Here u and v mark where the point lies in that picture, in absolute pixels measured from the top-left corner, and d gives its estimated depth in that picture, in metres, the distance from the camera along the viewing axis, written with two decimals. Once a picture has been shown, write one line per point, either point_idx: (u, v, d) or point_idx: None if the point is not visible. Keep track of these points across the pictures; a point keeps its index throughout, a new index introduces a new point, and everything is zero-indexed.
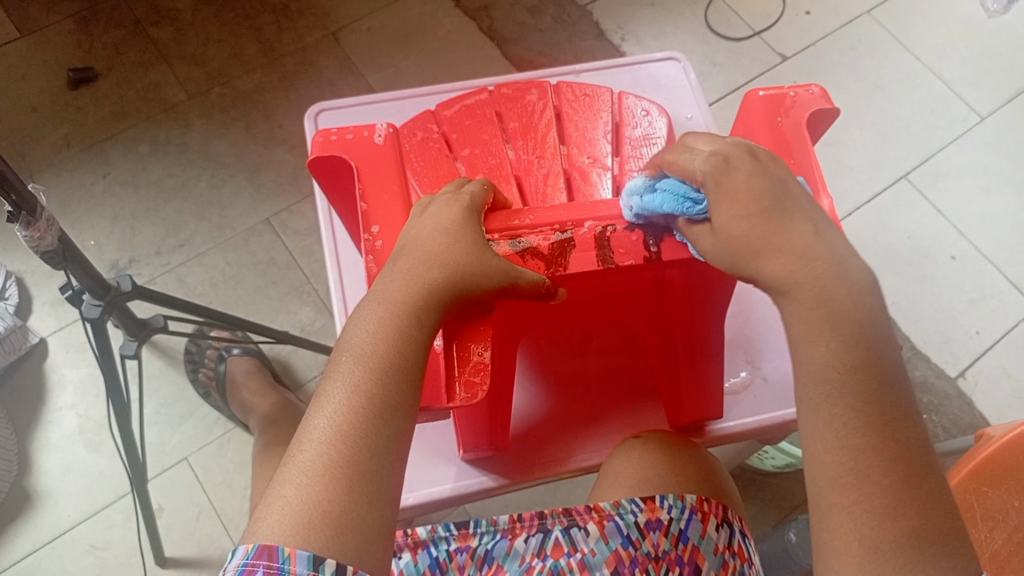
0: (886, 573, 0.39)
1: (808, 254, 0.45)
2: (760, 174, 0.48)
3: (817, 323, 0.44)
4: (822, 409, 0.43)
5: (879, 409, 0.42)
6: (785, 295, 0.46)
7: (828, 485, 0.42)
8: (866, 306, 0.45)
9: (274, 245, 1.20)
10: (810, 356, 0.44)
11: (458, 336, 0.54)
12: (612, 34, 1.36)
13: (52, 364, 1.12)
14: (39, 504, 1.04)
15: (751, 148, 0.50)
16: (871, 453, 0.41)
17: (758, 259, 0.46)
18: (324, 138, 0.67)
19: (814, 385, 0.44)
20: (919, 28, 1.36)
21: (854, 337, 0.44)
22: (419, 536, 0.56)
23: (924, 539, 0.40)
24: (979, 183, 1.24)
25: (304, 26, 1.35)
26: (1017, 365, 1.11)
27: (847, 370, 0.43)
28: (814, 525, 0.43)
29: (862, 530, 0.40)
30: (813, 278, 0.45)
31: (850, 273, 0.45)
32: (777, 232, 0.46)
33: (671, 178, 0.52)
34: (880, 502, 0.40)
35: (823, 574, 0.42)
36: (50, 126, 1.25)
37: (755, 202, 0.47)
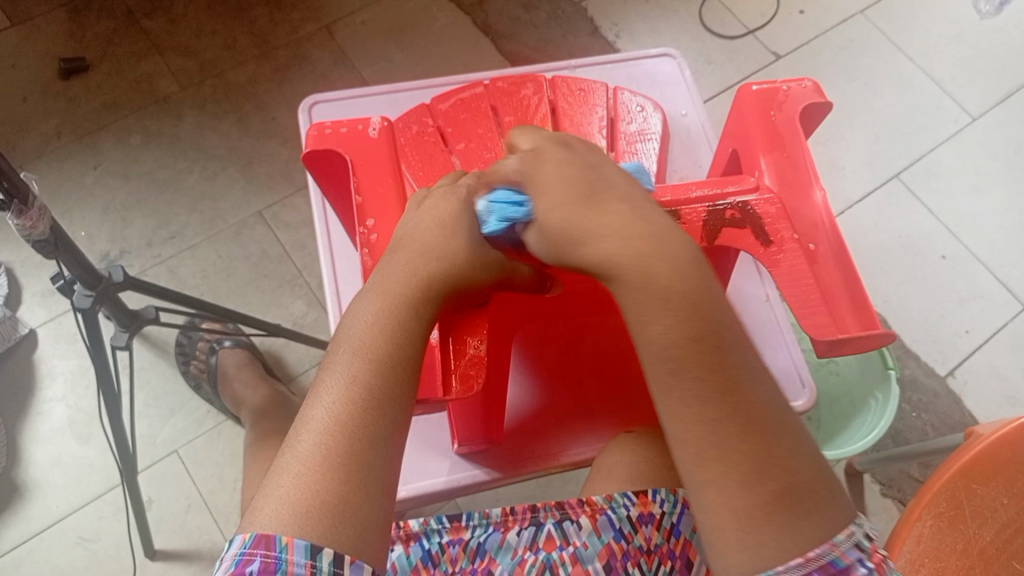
0: (762, 538, 0.39)
1: (627, 233, 0.44)
2: (573, 163, 0.48)
3: (651, 304, 0.43)
4: (673, 388, 0.43)
5: (723, 379, 0.42)
6: (615, 280, 0.44)
7: (696, 461, 0.42)
8: (692, 276, 0.43)
9: (266, 238, 1.20)
10: (648, 337, 0.43)
11: (454, 330, 0.55)
12: (606, 31, 1.36)
13: (41, 356, 1.11)
14: (28, 496, 1.04)
15: (563, 140, 0.50)
16: (726, 423, 0.41)
17: (580, 247, 0.45)
18: (317, 132, 0.66)
19: (660, 365, 0.43)
20: (911, 28, 1.37)
21: (690, 310, 0.42)
22: (411, 528, 0.56)
23: (789, 498, 0.40)
24: (969, 184, 1.25)
25: (298, 18, 1.34)
26: (1005, 364, 1.12)
27: (685, 346, 0.42)
28: (692, 503, 0.43)
29: (733, 501, 0.40)
30: (638, 257, 0.43)
31: (672, 247, 0.44)
32: (593, 215, 0.44)
33: (496, 189, 0.51)
34: (743, 470, 0.41)
35: (712, 551, 0.42)
36: (40, 116, 1.24)
37: (567, 188, 0.46)
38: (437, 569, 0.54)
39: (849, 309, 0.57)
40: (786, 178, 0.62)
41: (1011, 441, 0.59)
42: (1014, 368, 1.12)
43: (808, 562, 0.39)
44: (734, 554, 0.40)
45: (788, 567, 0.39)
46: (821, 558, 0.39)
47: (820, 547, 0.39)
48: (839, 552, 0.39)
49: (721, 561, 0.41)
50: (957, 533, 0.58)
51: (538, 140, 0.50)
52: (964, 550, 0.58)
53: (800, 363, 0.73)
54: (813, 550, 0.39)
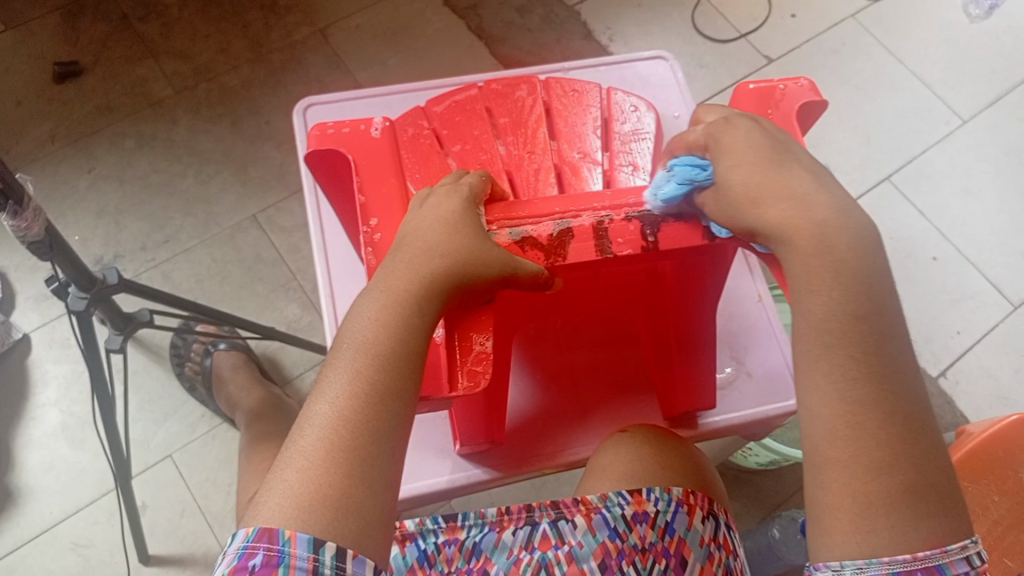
0: (879, 526, 0.40)
1: (808, 201, 0.47)
2: (762, 135, 0.51)
3: (820, 272, 0.45)
4: (824, 360, 0.43)
5: (878, 362, 0.43)
6: (784, 243, 0.47)
7: (825, 437, 0.42)
8: (866, 260, 0.45)
9: (261, 242, 1.20)
10: (812, 307, 0.45)
11: (458, 326, 0.55)
12: (599, 35, 1.36)
13: (35, 360, 1.11)
14: (21, 501, 1.03)
15: (756, 116, 0.53)
16: (870, 406, 0.42)
17: (756, 207, 0.47)
18: (320, 132, 0.68)
19: (815, 336, 0.44)
20: (902, 32, 1.38)
21: (856, 289, 0.44)
22: (407, 529, 0.56)
23: (915, 494, 0.40)
24: (960, 185, 1.26)
25: (292, 22, 1.34)
26: (997, 365, 1.13)
27: (846, 320, 0.44)
28: (810, 481, 0.43)
29: (856, 484, 0.40)
30: (813, 225, 0.46)
31: (850, 225, 0.46)
32: (777, 179, 0.48)
33: (678, 157, 0.54)
34: (873, 456, 0.41)
35: (818, 532, 0.42)
36: (34, 120, 1.24)
37: (757, 152, 0.49)
38: (433, 569, 0.54)
39: None
40: None
41: (1003, 439, 0.60)
42: (1005, 368, 1.13)
43: (916, 560, 0.39)
44: (843, 535, 0.40)
45: (894, 560, 0.39)
46: (929, 560, 0.39)
47: (931, 550, 0.39)
48: (948, 560, 0.39)
49: (826, 543, 0.41)
50: None
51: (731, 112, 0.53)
52: None
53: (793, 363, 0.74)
54: (925, 550, 0.39)
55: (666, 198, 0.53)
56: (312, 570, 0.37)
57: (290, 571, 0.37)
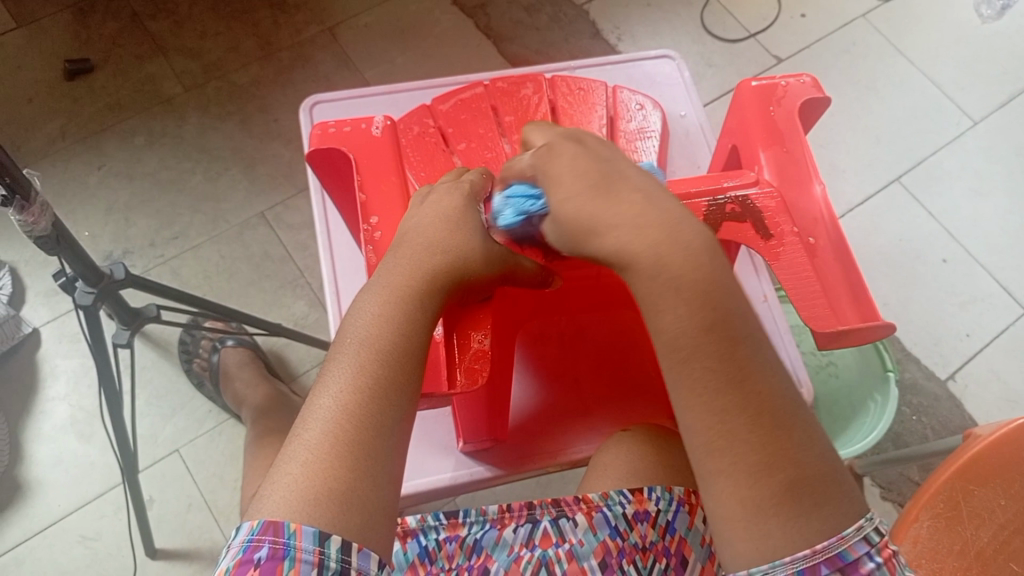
0: (770, 529, 0.38)
1: (641, 222, 0.44)
2: (587, 157, 0.49)
3: (662, 291, 0.43)
4: (683, 376, 0.42)
5: (733, 370, 0.41)
6: (628, 268, 0.45)
7: (703, 452, 0.41)
8: (706, 265, 0.43)
9: (269, 239, 1.20)
10: (662, 327, 0.43)
11: (459, 325, 0.55)
12: (608, 34, 1.36)
13: (45, 354, 1.12)
14: (29, 493, 1.04)
15: (576, 134, 0.52)
16: (735, 413, 0.40)
17: (594, 237, 0.46)
18: (321, 131, 0.67)
19: (670, 353, 0.42)
20: (912, 32, 1.37)
21: (703, 297, 0.42)
22: (409, 525, 0.56)
23: (799, 490, 0.39)
24: (970, 187, 1.25)
25: (301, 21, 1.35)
26: (1007, 368, 1.12)
27: (697, 332, 0.42)
28: (701, 495, 0.41)
29: (741, 491, 0.39)
30: (649, 247, 0.44)
31: (686, 234, 0.44)
32: (607, 204, 0.45)
33: (512, 185, 0.53)
34: (750, 461, 0.39)
35: (720, 543, 0.40)
36: (45, 117, 1.25)
37: (582, 178, 0.47)
38: (433, 565, 0.54)
39: (849, 300, 0.56)
40: (785, 173, 0.62)
41: (1009, 441, 0.59)
42: (1016, 371, 1.11)
43: (816, 554, 0.37)
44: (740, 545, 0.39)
45: (795, 558, 0.37)
46: (829, 550, 0.37)
47: (829, 539, 0.38)
48: (848, 544, 0.38)
49: (729, 555, 0.40)
50: (955, 534, 0.57)
51: (552, 137, 0.52)
52: (960, 552, 0.57)
53: (797, 362, 0.73)
54: (823, 541, 0.38)
55: (507, 226, 0.54)
56: (317, 564, 0.37)
57: (296, 564, 0.37)
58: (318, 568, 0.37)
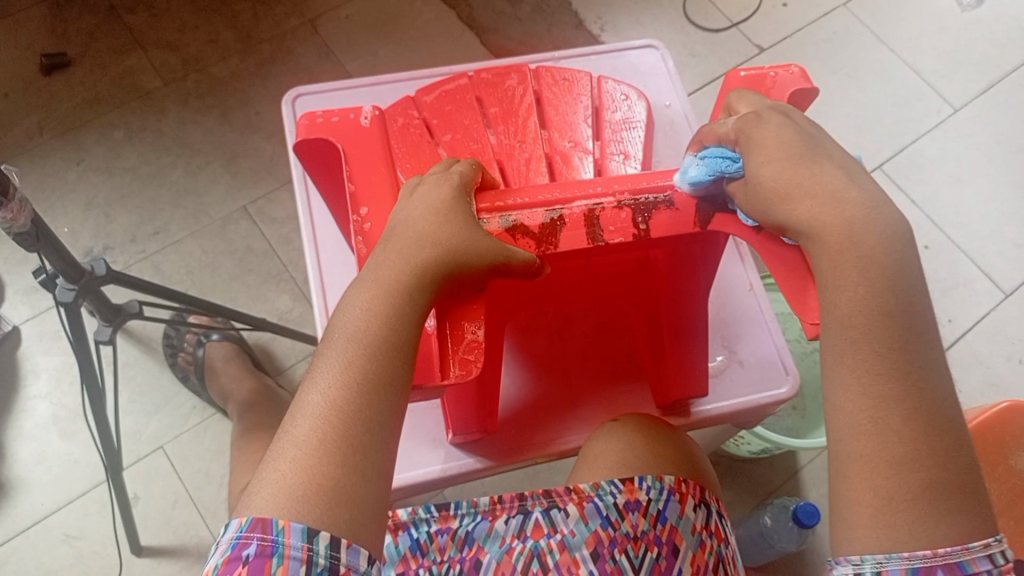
0: (899, 520, 0.38)
1: (839, 199, 0.45)
2: (793, 130, 0.49)
3: (846, 267, 0.44)
4: (848, 355, 0.42)
5: (902, 358, 0.42)
6: (813, 239, 0.46)
7: (847, 432, 0.41)
8: (893, 254, 0.44)
9: (252, 233, 1.19)
10: (837, 301, 0.44)
11: (450, 316, 0.55)
12: (591, 24, 1.36)
13: (25, 353, 1.10)
14: (12, 493, 1.03)
15: (787, 109, 0.52)
16: (893, 401, 0.41)
17: (785, 203, 0.47)
18: (309, 121, 0.67)
19: (841, 331, 0.43)
20: (893, 21, 1.38)
21: (883, 285, 0.43)
22: (400, 518, 0.56)
23: (940, 491, 0.39)
24: (950, 174, 1.26)
25: (282, 12, 1.33)
26: (987, 352, 1.14)
27: (874, 315, 0.43)
28: (832, 474, 0.42)
29: (877, 477, 0.39)
30: (841, 222, 0.45)
31: (880, 223, 0.45)
32: (807, 174, 0.46)
33: (710, 148, 0.54)
34: (896, 450, 0.40)
35: (839, 527, 0.40)
36: (21, 112, 1.23)
37: (789, 147, 0.48)
38: (425, 558, 0.54)
39: None
40: None
41: (983, 429, 0.61)
42: (995, 355, 1.13)
43: (936, 556, 0.37)
44: (864, 529, 0.39)
45: (914, 556, 0.38)
46: (950, 557, 0.37)
47: (954, 547, 0.38)
48: (971, 557, 0.37)
49: (846, 538, 0.40)
50: None
51: (763, 106, 0.52)
52: None
53: (784, 351, 0.74)
54: (946, 547, 0.38)
55: (695, 184, 0.54)
56: (306, 560, 0.37)
57: (284, 561, 0.37)
58: (306, 565, 0.37)
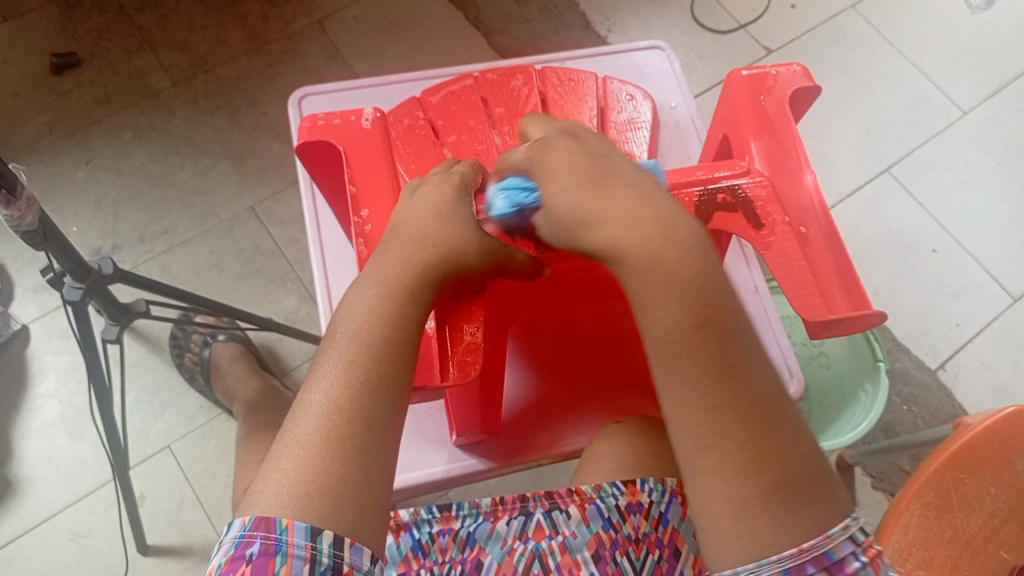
0: (758, 525, 0.38)
1: (635, 216, 0.45)
2: (583, 151, 0.50)
3: (656, 288, 0.43)
4: (673, 371, 0.42)
5: (725, 365, 0.41)
6: (618, 262, 0.45)
7: (691, 446, 0.40)
8: (699, 262, 0.44)
9: (259, 234, 1.20)
10: (653, 322, 0.43)
11: (451, 317, 0.55)
12: (598, 26, 1.36)
13: (34, 351, 1.11)
14: (20, 491, 1.04)
15: (573, 130, 0.53)
16: (726, 408, 0.40)
17: (587, 229, 0.46)
18: (310, 124, 0.66)
19: (662, 349, 0.42)
20: (902, 22, 1.37)
21: (694, 295, 0.42)
22: (401, 518, 0.55)
23: (787, 488, 0.38)
24: (959, 177, 1.25)
25: (289, 14, 1.34)
26: (996, 357, 1.13)
27: (688, 329, 0.42)
28: (686, 491, 0.41)
29: (730, 487, 0.39)
30: (642, 242, 0.44)
31: (676, 232, 0.45)
32: (598, 199, 0.47)
33: (507, 176, 0.54)
34: (740, 456, 0.39)
35: (707, 541, 0.40)
36: (32, 112, 1.24)
37: (579, 172, 0.48)
38: (427, 559, 0.54)
39: (841, 289, 0.56)
40: (775, 161, 0.62)
41: (1000, 430, 0.58)
42: (1005, 360, 1.12)
43: (802, 553, 0.37)
44: (727, 543, 0.38)
45: (782, 557, 0.37)
46: (815, 549, 0.37)
47: (816, 539, 0.37)
48: (835, 544, 0.37)
49: (714, 554, 0.39)
50: (946, 522, 0.56)
51: (550, 131, 0.53)
52: (951, 540, 0.56)
53: (788, 352, 0.74)
54: (809, 540, 0.37)
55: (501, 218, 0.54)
56: (310, 559, 0.37)
57: (288, 560, 0.37)
58: (310, 563, 0.37)
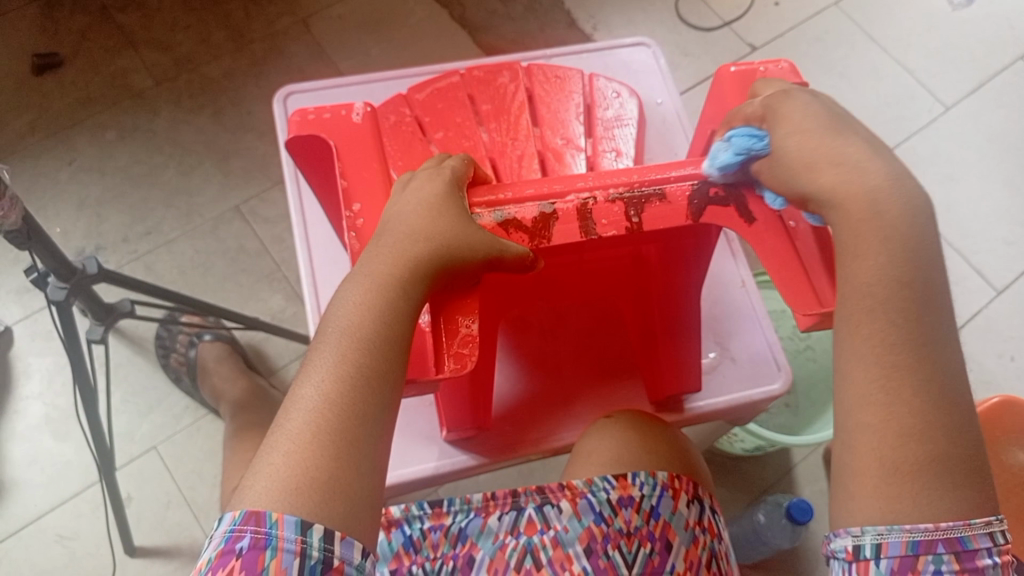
0: (904, 492, 0.39)
1: (862, 169, 0.46)
2: (818, 106, 0.51)
3: (866, 237, 0.44)
4: (865, 323, 0.43)
5: (919, 331, 0.42)
6: (836, 208, 0.46)
7: (856, 404, 0.42)
8: (917, 229, 0.44)
9: (244, 233, 1.19)
10: (856, 270, 0.44)
11: (444, 310, 0.54)
12: (583, 24, 1.36)
13: (17, 354, 1.10)
14: (3, 495, 1.02)
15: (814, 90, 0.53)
16: (906, 371, 0.41)
17: (810, 172, 0.47)
18: (301, 118, 0.67)
19: (859, 300, 0.44)
20: (884, 19, 1.39)
21: (902, 258, 0.43)
22: (393, 515, 0.56)
23: (943, 463, 0.39)
24: (942, 172, 1.27)
25: (274, 12, 1.33)
26: (979, 349, 1.14)
27: (892, 286, 0.43)
28: (837, 445, 0.43)
29: (883, 450, 0.40)
30: (865, 193, 0.45)
31: (905, 195, 0.45)
32: (828, 146, 0.47)
33: (737, 128, 0.53)
34: (905, 422, 0.40)
35: (843, 500, 0.41)
36: (13, 112, 1.22)
37: (814, 121, 0.49)
38: (419, 555, 0.54)
39: None
40: None
41: None
42: (987, 352, 1.14)
43: (936, 530, 0.38)
44: (869, 501, 0.39)
45: (915, 528, 0.38)
46: (951, 531, 0.38)
47: (954, 521, 0.38)
48: (971, 533, 0.38)
49: (851, 509, 0.40)
50: None
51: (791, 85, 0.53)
52: None
53: (775, 346, 0.74)
54: (947, 521, 0.38)
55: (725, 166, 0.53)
56: (299, 552, 0.37)
57: (278, 554, 0.37)
58: (300, 557, 0.37)
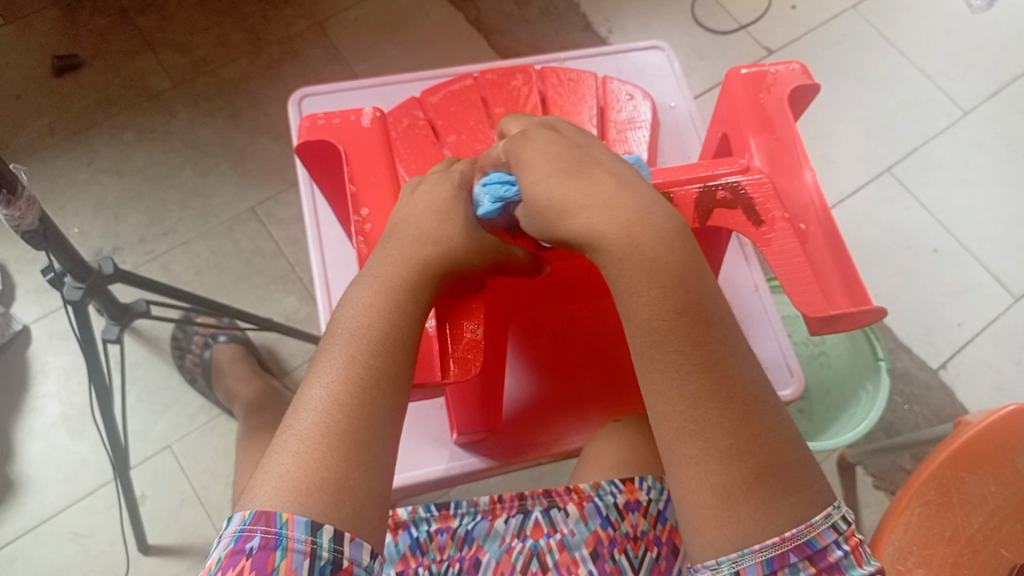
0: (741, 514, 0.39)
1: (612, 203, 0.46)
2: (559, 141, 0.51)
3: (635, 273, 0.44)
4: (654, 361, 0.43)
5: (705, 354, 0.42)
6: (597, 249, 0.46)
7: (675, 438, 0.42)
8: (680, 250, 0.45)
9: (259, 234, 1.20)
10: (636, 309, 0.44)
11: (451, 315, 0.54)
12: (598, 26, 1.36)
13: (35, 352, 1.11)
14: (21, 491, 1.04)
15: (551, 124, 0.54)
16: (706, 397, 0.42)
17: (565, 217, 0.47)
18: (310, 124, 0.66)
19: (643, 338, 0.44)
20: (902, 23, 1.37)
21: (673, 283, 0.44)
22: (400, 516, 0.55)
23: (767, 475, 0.40)
24: (961, 177, 1.25)
25: (290, 15, 1.34)
26: (998, 356, 1.12)
27: (668, 317, 0.43)
28: (670, 480, 0.43)
29: (713, 477, 0.40)
30: (622, 228, 0.45)
31: (658, 218, 0.46)
32: (575, 186, 0.47)
33: (489, 173, 0.54)
34: (722, 446, 0.41)
35: (692, 534, 0.41)
36: (34, 113, 1.24)
37: (559, 160, 0.49)
38: (425, 557, 0.54)
39: (841, 285, 0.56)
40: (776, 160, 0.62)
41: (1002, 429, 0.56)
42: (1007, 360, 1.12)
43: (784, 541, 0.39)
44: (712, 531, 0.40)
45: (764, 546, 0.39)
46: (797, 538, 0.39)
47: (796, 527, 0.39)
48: (816, 532, 0.39)
49: (697, 540, 0.41)
50: (945, 521, 0.54)
51: (530, 124, 0.54)
52: (951, 538, 0.54)
53: (788, 352, 0.73)
54: (790, 529, 0.39)
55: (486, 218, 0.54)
56: (309, 553, 0.37)
57: (288, 554, 0.37)
58: (310, 557, 0.37)
